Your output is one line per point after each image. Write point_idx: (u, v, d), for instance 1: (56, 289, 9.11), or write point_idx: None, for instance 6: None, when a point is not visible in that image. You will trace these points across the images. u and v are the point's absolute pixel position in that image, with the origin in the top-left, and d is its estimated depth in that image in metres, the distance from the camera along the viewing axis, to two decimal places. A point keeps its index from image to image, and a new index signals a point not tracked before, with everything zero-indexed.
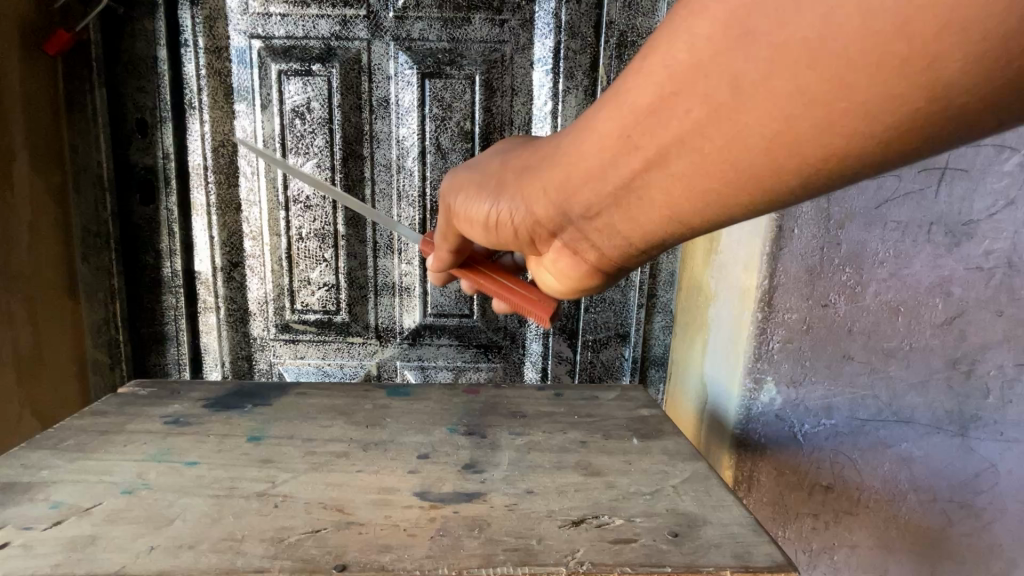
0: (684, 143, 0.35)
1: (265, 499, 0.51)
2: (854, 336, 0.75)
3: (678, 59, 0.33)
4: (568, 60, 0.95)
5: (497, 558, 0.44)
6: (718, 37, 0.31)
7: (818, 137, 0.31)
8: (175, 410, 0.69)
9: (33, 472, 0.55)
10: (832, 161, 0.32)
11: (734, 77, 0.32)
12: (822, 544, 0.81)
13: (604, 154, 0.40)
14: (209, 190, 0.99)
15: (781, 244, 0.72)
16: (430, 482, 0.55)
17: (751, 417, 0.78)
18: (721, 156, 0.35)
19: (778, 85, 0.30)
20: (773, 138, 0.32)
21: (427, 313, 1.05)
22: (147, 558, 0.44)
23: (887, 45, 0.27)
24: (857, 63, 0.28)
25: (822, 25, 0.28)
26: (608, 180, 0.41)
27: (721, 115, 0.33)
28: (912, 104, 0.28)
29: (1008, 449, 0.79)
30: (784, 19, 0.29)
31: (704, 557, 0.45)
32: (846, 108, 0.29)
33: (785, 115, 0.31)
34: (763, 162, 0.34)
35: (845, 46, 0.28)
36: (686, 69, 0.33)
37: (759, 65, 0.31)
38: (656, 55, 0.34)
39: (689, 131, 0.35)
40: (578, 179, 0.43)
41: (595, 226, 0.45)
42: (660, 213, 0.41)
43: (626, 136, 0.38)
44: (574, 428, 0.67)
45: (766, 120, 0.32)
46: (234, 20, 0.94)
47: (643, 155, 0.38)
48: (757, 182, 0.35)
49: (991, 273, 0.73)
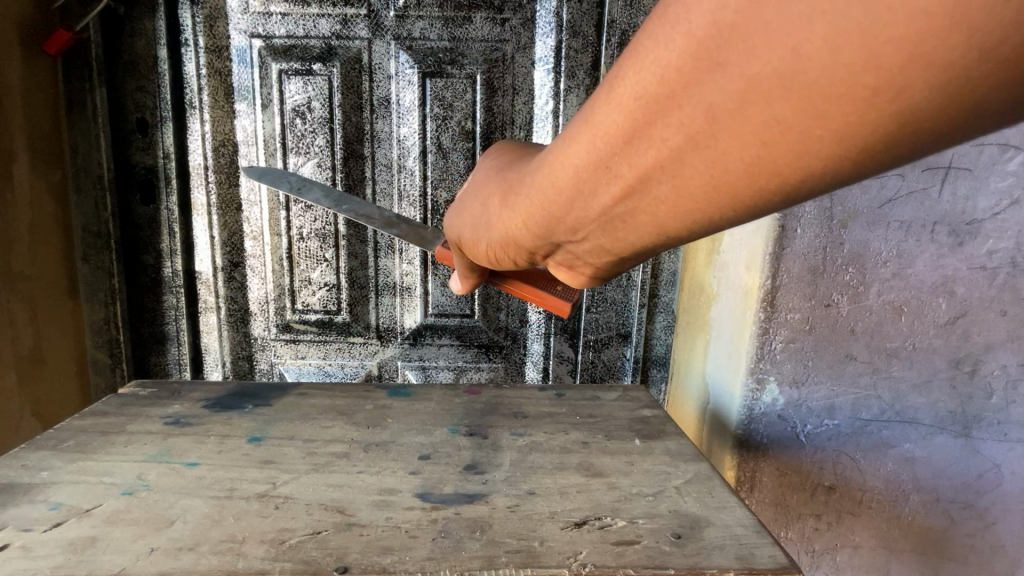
0: (664, 172, 0.32)
1: (266, 501, 0.51)
2: (857, 336, 0.75)
3: (647, 87, 0.30)
4: (569, 59, 0.95)
5: (499, 560, 0.44)
6: (687, 63, 0.28)
7: (809, 162, 0.28)
8: (176, 410, 0.69)
9: (33, 473, 0.55)
10: (827, 180, 0.29)
11: (708, 106, 0.28)
12: (825, 545, 0.81)
13: (580, 183, 0.37)
14: (209, 190, 0.99)
15: (783, 244, 0.72)
16: (431, 483, 0.54)
17: (753, 417, 0.78)
18: (704, 185, 0.32)
19: (760, 114, 0.27)
20: (760, 166, 0.29)
21: (428, 313, 1.05)
22: (147, 560, 0.43)
23: (878, 67, 0.23)
24: (845, 90, 0.24)
25: (800, 50, 0.24)
26: (588, 207, 0.38)
27: (701, 144, 0.30)
28: (910, 123, 0.25)
29: (1011, 450, 0.78)
30: (759, 44, 0.25)
31: (707, 559, 0.45)
32: (837, 135, 0.26)
33: (769, 143, 0.28)
34: (753, 188, 0.31)
35: (829, 72, 0.24)
36: (655, 98, 0.30)
37: (733, 94, 0.27)
38: (623, 82, 0.31)
39: (669, 160, 0.32)
40: (555, 207, 0.40)
41: (582, 247, 0.43)
42: (650, 234, 0.38)
43: (601, 166, 0.35)
44: (576, 429, 0.67)
45: (751, 148, 0.29)
46: (233, 19, 0.93)
47: (621, 184, 0.35)
48: (746, 206, 0.32)
49: (994, 273, 0.73)
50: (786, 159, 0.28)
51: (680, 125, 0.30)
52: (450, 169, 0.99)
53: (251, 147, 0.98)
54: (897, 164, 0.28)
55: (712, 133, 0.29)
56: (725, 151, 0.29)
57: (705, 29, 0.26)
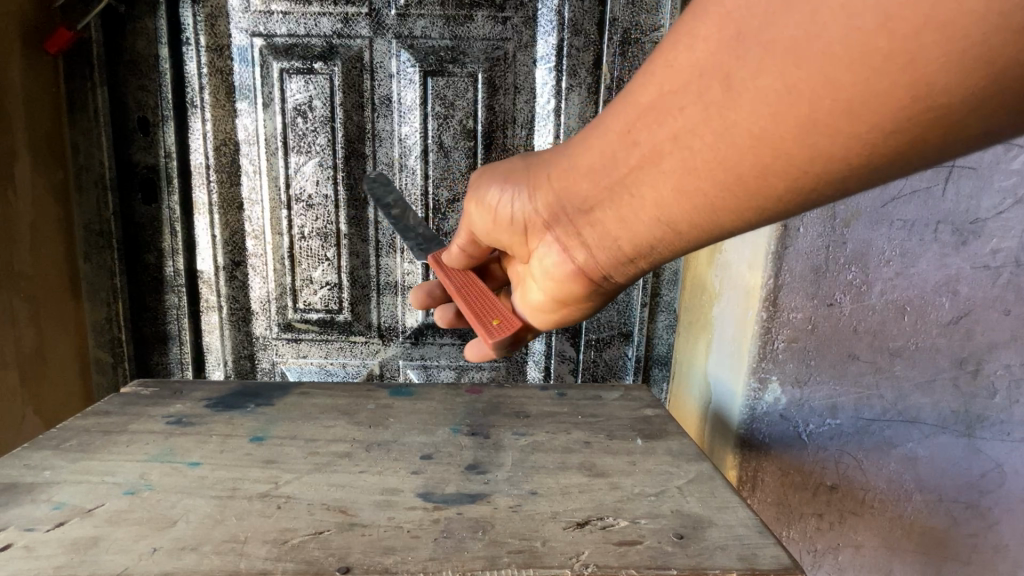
0: (677, 141, 0.35)
1: (268, 500, 0.51)
2: (860, 336, 0.74)
3: (681, 56, 0.33)
4: (571, 58, 0.94)
5: (502, 560, 0.44)
6: (721, 31, 0.31)
7: (812, 138, 0.30)
8: (178, 410, 0.69)
9: (35, 472, 0.55)
10: (825, 163, 0.30)
11: (728, 75, 0.31)
12: (826, 544, 0.81)
13: (605, 150, 0.40)
14: (211, 189, 0.99)
15: (786, 243, 0.72)
16: (432, 483, 0.54)
17: (755, 417, 0.77)
18: (711, 158, 0.34)
19: (773, 82, 0.30)
20: (766, 138, 0.31)
21: (429, 312, 1.05)
22: (150, 560, 0.43)
23: (886, 36, 0.25)
24: (854, 59, 0.27)
25: (819, 18, 0.27)
26: (604, 177, 0.41)
27: (716, 113, 0.32)
28: (912, 103, 0.26)
29: (1014, 450, 0.78)
30: (784, 13, 0.28)
31: (710, 559, 0.45)
32: (841, 107, 0.28)
33: (778, 114, 0.30)
34: (758, 164, 0.32)
35: (842, 40, 0.27)
36: (684, 66, 0.33)
37: (753, 62, 0.30)
38: (663, 53, 0.34)
39: (684, 129, 0.34)
40: (578, 175, 0.43)
41: (589, 226, 0.45)
42: (653, 215, 0.40)
43: (624, 134, 0.38)
44: (578, 429, 0.67)
45: (759, 119, 0.31)
46: (235, 18, 0.93)
47: (638, 153, 0.37)
48: (748, 188, 0.34)
49: (998, 272, 0.73)
50: (791, 131, 0.30)
51: (700, 93, 0.33)
52: (451, 168, 0.99)
53: (252, 146, 0.98)
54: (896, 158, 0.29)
55: (727, 101, 0.32)
56: (736, 121, 0.32)
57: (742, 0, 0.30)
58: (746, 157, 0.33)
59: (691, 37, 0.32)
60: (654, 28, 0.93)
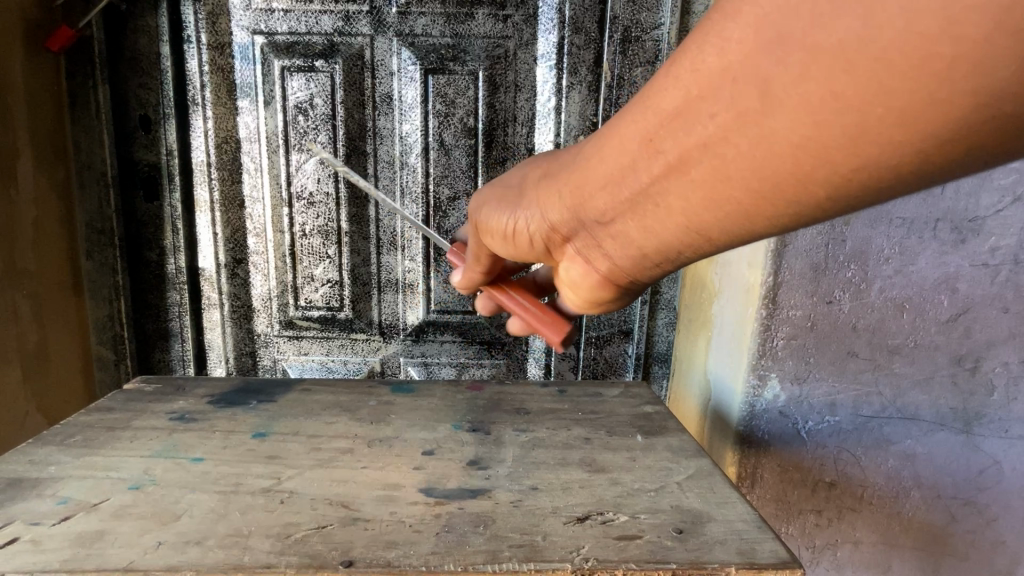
0: (706, 149, 0.35)
1: (271, 495, 0.51)
2: (859, 333, 0.75)
3: (710, 61, 0.32)
4: (572, 56, 0.94)
5: (503, 554, 0.45)
6: (751, 38, 0.31)
7: (851, 143, 0.30)
8: (181, 406, 0.70)
9: (40, 468, 0.55)
10: (859, 172, 0.31)
11: (764, 80, 0.31)
12: (825, 540, 0.81)
13: (628, 156, 0.39)
14: (212, 187, 0.99)
15: (786, 241, 0.72)
16: (434, 479, 0.55)
17: (755, 414, 0.78)
18: (744, 167, 0.34)
19: (812, 89, 0.29)
20: (803, 144, 0.31)
21: (430, 310, 1.05)
22: (155, 554, 0.44)
23: (932, 46, 0.25)
24: (898, 67, 0.26)
25: (866, 20, 0.26)
26: (627, 185, 0.40)
27: (750, 120, 0.32)
28: (957, 108, 0.26)
29: (1012, 446, 0.79)
30: (826, 17, 0.28)
31: (709, 554, 0.45)
32: (890, 115, 0.28)
33: (816, 120, 0.30)
34: (791, 170, 0.32)
35: (889, 45, 0.26)
36: (716, 71, 0.32)
37: (795, 65, 0.29)
38: (689, 57, 0.34)
39: (714, 136, 0.34)
40: (597, 183, 0.42)
41: (608, 234, 0.45)
42: (679, 222, 0.40)
43: (649, 141, 0.37)
44: (578, 425, 0.67)
45: (797, 125, 0.31)
46: (236, 16, 0.93)
47: (665, 158, 0.37)
48: (783, 195, 0.34)
49: (997, 270, 0.73)
50: (834, 140, 0.30)
51: (734, 101, 0.32)
52: (452, 165, 0.99)
53: (253, 144, 0.98)
54: (936, 165, 0.29)
55: (764, 109, 0.31)
56: (774, 129, 0.31)
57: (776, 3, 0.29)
58: (782, 164, 0.32)
59: (722, 39, 0.32)
60: (655, 26, 0.93)
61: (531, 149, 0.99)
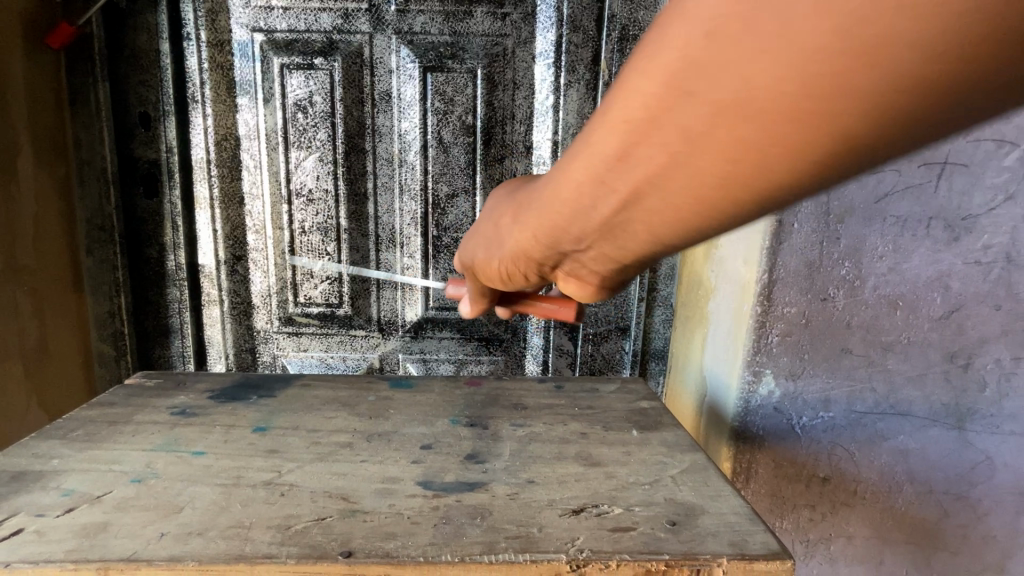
0: (670, 183, 0.28)
1: (272, 488, 0.52)
2: (852, 330, 0.76)
3: (642, 92, 0.26)
4: (570, 54, 0.95)
5: (500, 545, 0.45)
6: (678, 62, 0.23)
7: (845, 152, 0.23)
8: (182, 401, 0.70)
9: (44, 461, 0.56)
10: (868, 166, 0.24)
11: (710, 108, 0.24)
12: (819, 535, 0.82)
13: (584, 195, 0.33)
14: (212, 184, 0.99)
15: (781, 239, 0.73)
16: (432, 472, 0.56)
17: (750, 409, 0.79)
18: (726, 191, 0.27)
19: (772, 112, 0.22)
20: (788, 166, 0.25)
21: (429, 306, 1.06)
22: (158, 544, 0.45)
23: (917, 41, 0.18)
24: (868, 76, 0.20)
25: (814, 19, 0.19)
26: (592, 219, 0.34)
27: (709, 150, 0.25)
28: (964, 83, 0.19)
29: (1003, 442, 0.80)
30: (771, 27, 0.20)
31: (702, 545, 0.46)
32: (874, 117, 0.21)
33: (788, 142, 0.23)
34: (781, 185, 0.26)
35: (851, 52, 0.19)
36: (652, 102, 0.25)
37: (740, 89, 0.22)
38: (620, 90, 0.27)
39: (676, 169, 0.27)
40: (564, 214, 0.36)
41: (588, 256, 0.40)
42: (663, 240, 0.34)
43: (602, 178, 0.31)
44: (575, 420, 0.68)
45: (770, 148, 0.24)
46: (236, 13, 0.94)
47: (626, 193, 0.31)
48: (786, 201, 0.28)
49: (989, 268, 0.74)
50: (821, 153, 0.23)
51: (683, 129, 0.25)
52: (450, 163, 1.00)
53: (253, 141, 0.98)
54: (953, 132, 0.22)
55: (718, 140, 0.25)
56: (738, 158, 0.25)
57: (698, 20, 0.22)
58: (769, 184, 0.26)
59: (649, 67, 0.25)
60: None
61: (529, 147, 0.99)
